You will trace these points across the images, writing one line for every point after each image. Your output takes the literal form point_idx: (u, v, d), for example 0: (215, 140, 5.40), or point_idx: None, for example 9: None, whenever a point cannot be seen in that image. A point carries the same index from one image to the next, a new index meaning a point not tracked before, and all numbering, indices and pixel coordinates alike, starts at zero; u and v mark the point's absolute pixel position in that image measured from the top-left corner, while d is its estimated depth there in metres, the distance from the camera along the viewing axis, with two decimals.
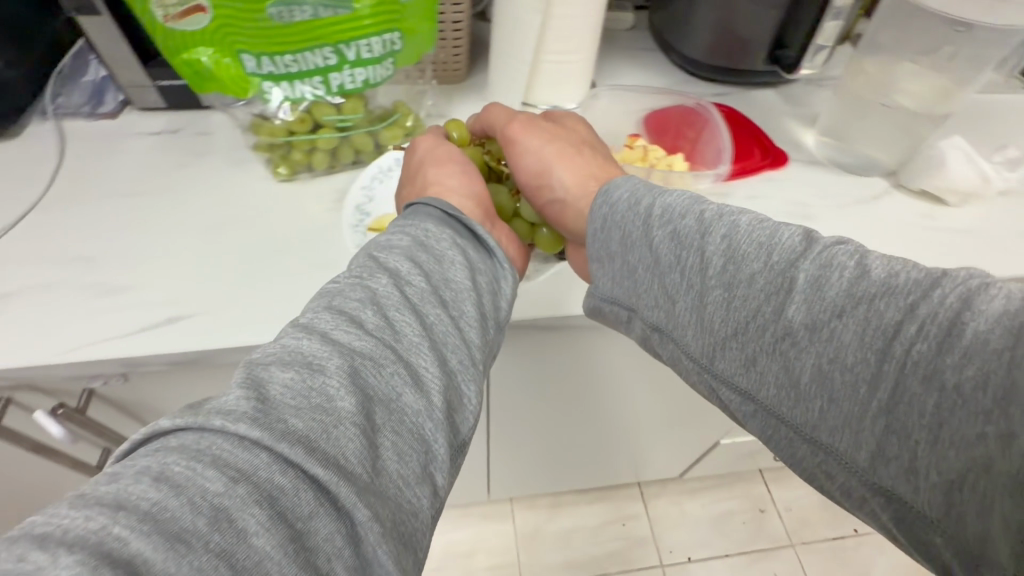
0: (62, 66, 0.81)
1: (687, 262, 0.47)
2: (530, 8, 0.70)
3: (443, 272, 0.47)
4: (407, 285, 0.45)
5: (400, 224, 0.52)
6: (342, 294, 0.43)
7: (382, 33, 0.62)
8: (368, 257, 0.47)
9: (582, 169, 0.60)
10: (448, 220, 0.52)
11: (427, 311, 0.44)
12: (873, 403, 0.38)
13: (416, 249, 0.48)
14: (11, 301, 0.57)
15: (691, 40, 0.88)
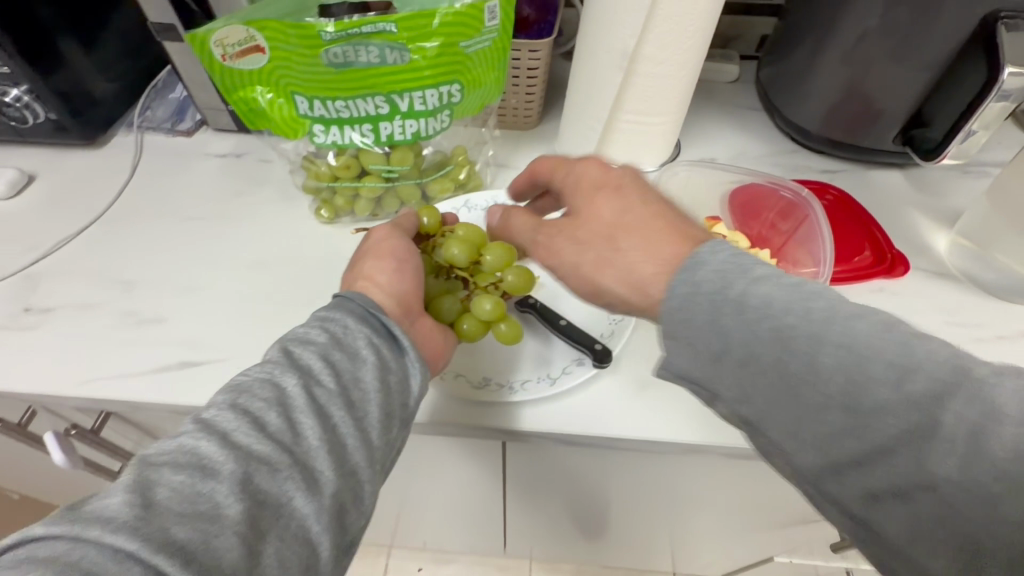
0: (158, 80, 0.84)
1: (769, 357, 0.35)
2: (610, 65, 0.63)
3: (355, 371, 0.42)
4: (318, 385, 0.40)
5: (335, 306, 0.46)
6: (250, 393, 0.39)
7: (439, 85, 0.58)
8: (284, 349, 0.42)
9: (656, 246, 0.41)
10: (368, 317, 0.45)
11: (330, 412, 0.39)
12: (992, 532, 0.29)
13: (330, 346, 0.42)
14: (46, 319, 0.57)
15: (803, 105, 0.76)
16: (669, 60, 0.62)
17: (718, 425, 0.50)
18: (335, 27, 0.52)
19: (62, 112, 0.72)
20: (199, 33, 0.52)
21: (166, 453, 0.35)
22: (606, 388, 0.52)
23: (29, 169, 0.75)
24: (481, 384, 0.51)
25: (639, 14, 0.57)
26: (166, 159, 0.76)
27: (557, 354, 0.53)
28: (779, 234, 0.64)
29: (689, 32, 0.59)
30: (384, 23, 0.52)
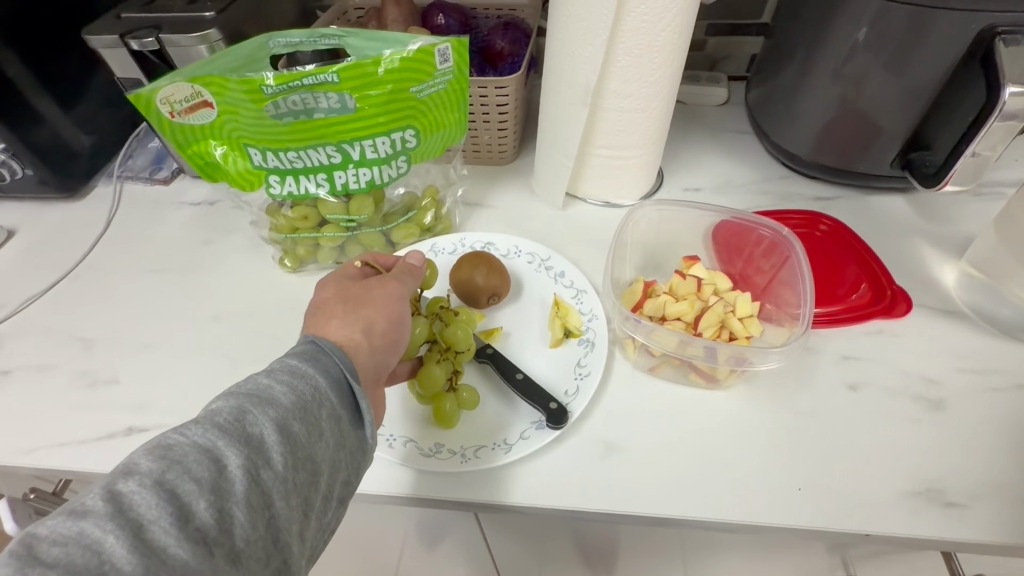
0: (141, 129, 0.85)
1: None
2: (576, 100, 0.60)
3: (313, 449, 0.34)
4: (268, 467, 0.31)
5: (304, 356, 0.38)
6: (184, 468, 0.29)
7: (391, 131, 0.56)
8: (234, 406, 0.33)
9: None
10: (340, 380, 0.37)
11: (272, 506, 0.31)
12: None
13: (293, 413, 0.34)
14: (6, 381, 0.57)
15: (793, 129, 0.71)
16: (635, 93, 0.58)
17: (689, 496, 0.45)
18: (276, 80, 0.51)
19: (40, 168, 0.73)
20: (143, 93, 0.52)
21: (48, 548, 0.24)
22: (568, 454, 0.48)
23: (11, 224, 0.77)
24: (431, 452, 0.47)
25: (598, 48, 0.54)
26: (140, 209, 0.77)
27: (514, 417, 0.49)
28: (765, 274, 0.59)
29: (654, 64, 0.56)
30: (327, 73, 0.51)
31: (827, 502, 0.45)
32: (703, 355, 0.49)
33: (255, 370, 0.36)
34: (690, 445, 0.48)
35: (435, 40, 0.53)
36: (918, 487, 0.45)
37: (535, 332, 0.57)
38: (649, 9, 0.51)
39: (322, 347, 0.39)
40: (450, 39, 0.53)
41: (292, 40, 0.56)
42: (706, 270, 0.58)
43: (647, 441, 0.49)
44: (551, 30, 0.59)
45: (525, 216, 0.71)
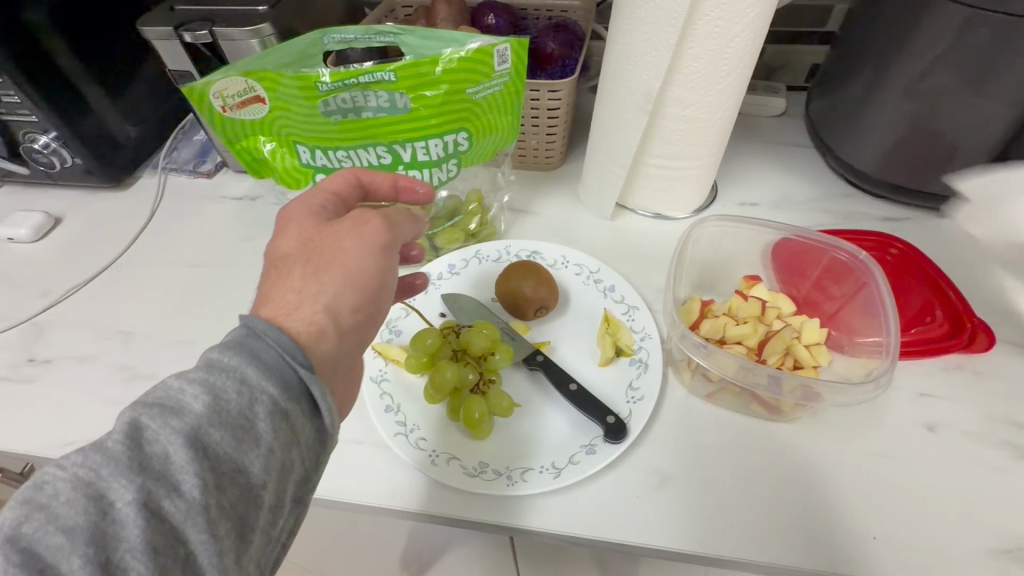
0: (186, 121, 0.86)
1: None
2: (636, 107, 0.56)
3: (238, 460, 0.30)
4: (173, 495, 0.28)
5: (230, 345, 0.33)
6: (50, 514, 0.26)
7: (443, 134, 0.54)
8: (129, 422, 0.29)
9: None
10: (276, 366, 0.33)
11: (188, 540, 0.27)
12: None
13: (207, 420, 0.30)
14: (48, 370, 0.57)
15: (860, 144, 0.67)
16: (699, 102, 0.55)
17: (749, 536, 0.42)
18: (332, 77, 0.49)
19: (86, 157, 0.74)
20: (197, 87, 0.51)
21: None
22: (618, 483, 0.45)
23: (58, 211, 0.77)
24: (476, 471, 0.45)
25: (662, 55, 0.51)
26: (183, 202, 0.76)
27: (567, 437, 0.47)
28: (832, 300, 0.56)
29: (723, 71, 0.53)
30: (383, 71, 0.49)
31: (904, 557, 0.41)
32: (767, 385, 0.46)
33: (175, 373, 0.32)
34: (750, 483, 0.45)
35: (496, 40, 0.51)
36: (1006, 545, 0.41)
37: (584, 348, 0.54)
38: (724, 13, 0.48)
39: (267, 337, 0.34)
40: (511, 39, 0.51)
41: (347, 36, 0.54)
42: (768, 291, 0.54)
43: (703, 475, 0.45)
44: (611, 34, 0.55)
45: (572, 226, 0.68)
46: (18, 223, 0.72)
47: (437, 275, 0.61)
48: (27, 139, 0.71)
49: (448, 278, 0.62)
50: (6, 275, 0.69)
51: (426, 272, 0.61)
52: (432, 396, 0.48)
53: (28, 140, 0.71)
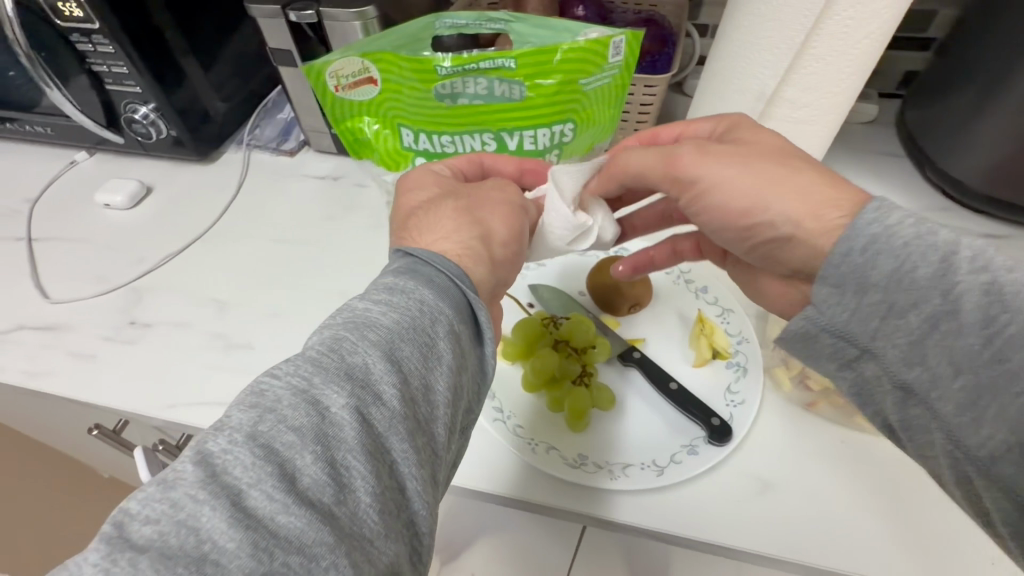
0: (267, 100, 0.86)
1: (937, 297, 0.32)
2: (743, 108, 0.56)
3: (425, 376, 0.32)
4: (377, 403, 0.29)
5: (402, 271, 0.36)
6: (281, 415, 0.28)
7: (551, 124, 0.54)
8: (329, 336, 0.31)
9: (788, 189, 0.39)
10: (447, 290, 0.36)
11: (391, 448, 0.29)
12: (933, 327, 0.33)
13: (398, 337, 0.32)
14: (149, 333, 0.59)
15: (963, 158, 0.65)
16: (812, 104, 0.54)
17: (856, 551, 0.41)
18: (452, 62, 0.50)
19: (181, 130, 0.76)
20: (316, 65, 0.52)
21: (159, 509, 0.24)
22: (720, 487, 0.44)
23: (149, 181, 0.79)
24: (577, 462, 0.45)
25: (788, 50, 0.49)
26: (268, 178, 0.78)
27: (664, 436, 0.46)
28: None
29: (845, 73, 0.51)
30: (504, 58, 0.49)
31: None
32: None
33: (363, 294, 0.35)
34: (855, 498, 0.44)
35: (614, 31, 0.50)
36: None
37: (676, 348, 0.54)
38: (858, 13, 0.46)
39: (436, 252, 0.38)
40: (628, 31, 0.50)
41: (459, 21, 0.54)
42: None
43: (808, 485, 0.45)
44: (725, 29, 0.54)
45: None
46: (115, 190, 0.74)
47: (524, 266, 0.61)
48: (129, 109, 0.74)
49: (534, 269, 0.61)
50: (103, 239, 0.71)
51: None
52: (531, 385, 0.48)
53: (129, 111, 0.74)
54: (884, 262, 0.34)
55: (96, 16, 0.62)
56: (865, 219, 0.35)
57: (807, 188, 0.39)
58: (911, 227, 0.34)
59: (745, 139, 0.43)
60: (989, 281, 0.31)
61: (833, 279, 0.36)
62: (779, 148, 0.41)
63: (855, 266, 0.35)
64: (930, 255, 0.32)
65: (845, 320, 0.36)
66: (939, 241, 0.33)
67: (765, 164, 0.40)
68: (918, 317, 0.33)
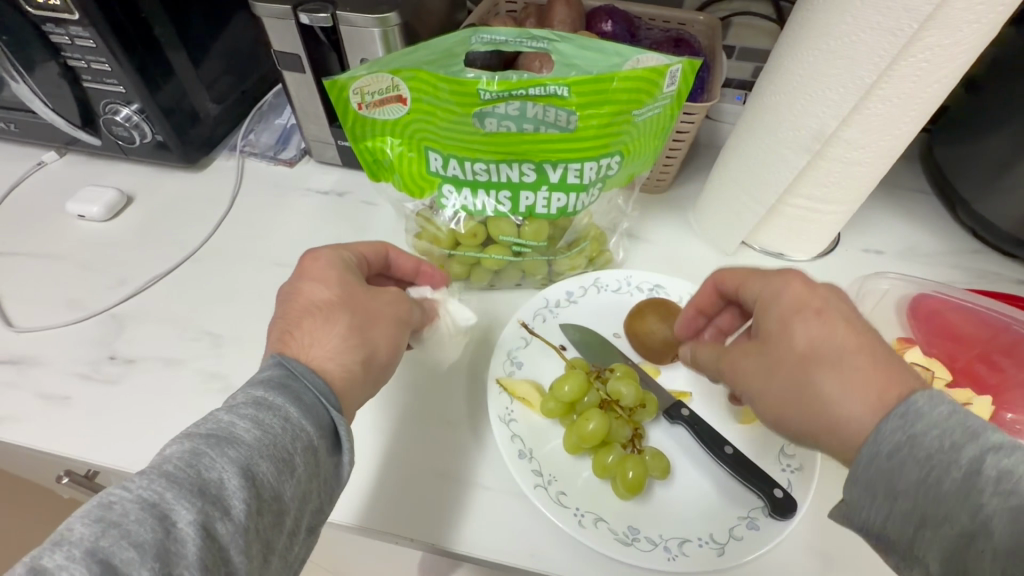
0: (263, 102, 0.78)
1: (952, 502, 0.27)
2: (799, 149, 0.52)
3: (275, 489, 0.29)
4: (227, 518, 0.27)
5: (271, 384, 0.33)
6: (122, 530, 0.24)
7: (598, 158, 0.50)
8: (187, 449, 0.28)
9: (851, 385, 0.32)
10: (314, 407, 0.33)
11: (230, 565, 0.27)
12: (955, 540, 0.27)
13: (258, 451, 0.29)
14: (133, 371, 0.53)
15: (993, 201, 0.62)
16: (871, 146, 0.50)
17: None
18: (497, 86, 0.46)
19: (168, 134, 0.67)
20: (339, 79, 0.47)
21: None
22: (778, 563, 0.41)
23: (129, 188, 0.71)
24: (628, 538, 0.41)
25: (854, 91, 0.46)
26: (264, 191, 0.70)
27: (717, 505, 0.43)
28: (996, 372, 0.52)
29: (909, 116, 0.47)
30: (556, 85, 0.45)
31: None
32: None
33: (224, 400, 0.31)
34: None
35: (670, 60, 0.46)
36: None
37: (722, 408, 0.50)
38: (935, 55, 0.43)
39: (294, 376, 0.34)
40: (686, 60, 0.46)
41: (498, 37, 0.48)
42: (922, 355, 0.51)
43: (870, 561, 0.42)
44: (783, 61, 0.50)
45: (688, 259, 0.65)
46: (91, 200, 0.66)
47: (554, 302, 0.57)
48: (108, 110, 0.65)
49: (564, 306, 0.57)
50: (77, 256, 0.64)
51: (543, 298, 0.57)
52: (574, 447, 0.45)
53: (109, 112, 0.65)
54: (908, 471, 0.29)
55: (76, 7, 0.54)
56: (907, 417, 0.30)
57: (837, 387, 0.33)
58: (937, 435, 0.29)
59: (771, 332, 0.37)
60: (1017, 505, 0.25)
61: (864, 482, 0.31)
62: (802, 355, 0.35)
63: (880, 470, 0.30)
64: (953, 467, 0.28)
65: (880, 519, 0.31)
66: (963, 454, 0.28)
67: (783, 379, 0.35)
68: (950, 532, 0.27)
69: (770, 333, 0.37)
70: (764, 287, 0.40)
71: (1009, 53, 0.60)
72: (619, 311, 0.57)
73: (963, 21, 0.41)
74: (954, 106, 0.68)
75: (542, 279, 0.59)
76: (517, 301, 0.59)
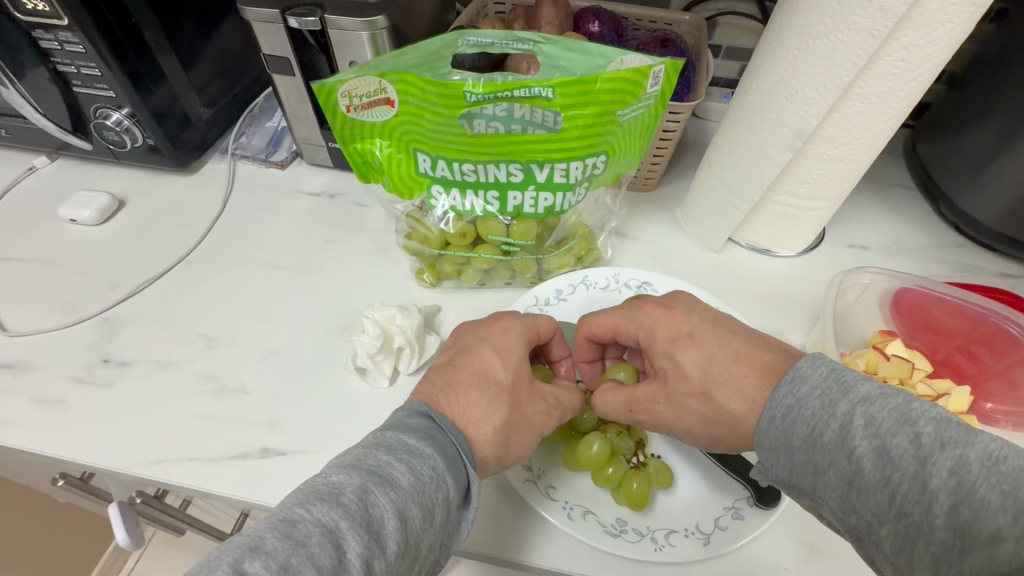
0: (255, 105, 0.78)
1: (827, 443, 0.33)
2: (781, 146, 0.52)
3: (420, 534, 0.31)
4: (382, 555, 0.29)
5: (422, 433, 0.35)
6: (307, 552, 0.27)
7: (583, 158, 0.51)
8: (357, 483, 0.30)
9: (745, 390, 0.38)
10: (456, 461, 0.35)
11: None
12: (834, 474, 0.32)
13: (412, 497, 0.31)
14: (127, 375, 0.54)
15: (975, 194, 0.63)
16: (851, 144, 0.51)
17: None
18: (483, 89, 0.46)
19: (158, 137, 0.67)
20: (328, 83, 0.47)
21: None
22: (760, 550, 0.43)
23: (121, 193, 0.72)
24: (616, 531, 0.43)
25: (835, 90, 0.47)
26: (255, 193, 0.71)
27: (702, 498, 0.45)
28: (975, 363, 0.54)
29: (888, 114, 0.48)
30: (540, 87, 0.46)
31: None
32: None
33: (381, 436, 0.34)
34: None
35: (653, 60, 0.47)
36: None
37: None
38: (911, 55, 0.44)
39: (451, 447, 0.35)
40: (669, 61, 0.47)
41: (484, 39, 0.47)
42: (904, 348, 0.52)
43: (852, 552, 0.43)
44: (764, 61, 0.51)
45: (676, 255, 0.66)
46: (82, 204, 0.67)
47: (544, 300, 0.58)
48: (99, 115, 0.65)
49: (554, 303, 0.58)
50: (70, 260, 0.64)
51: (533, 296, 0.57)
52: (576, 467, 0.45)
53: (100, 116, 0.66)
54: (798, 430, 0.34)
55: (66, 13, 0.54)
56: (793, 383, 0.35)
57: (737, 398, 0.38)
58: (818, 399, 0.34)
59: (665, 369, 0.42)
60: (880, 444, 0.30)
61: (768, 444, 0.36)
62: (700, 385, 0.40)
63: (778, 432, 0.35)
64: (831, 421, 0.33)
65: (785, 474, 0.36)
66: (838, 411, 0.33)
67: (696, 410, 0.41)
68: (835, 476, 0.32)
69: (663, 364, 0.42)
70: (638, 329, 0.44)
71: (989, 49, 0.61)
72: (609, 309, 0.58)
73: (937, 21, 0.42)
74: (937, 102, 0.69)
75: (531, 278, 0.60)
76: (507, 300, 0.60)
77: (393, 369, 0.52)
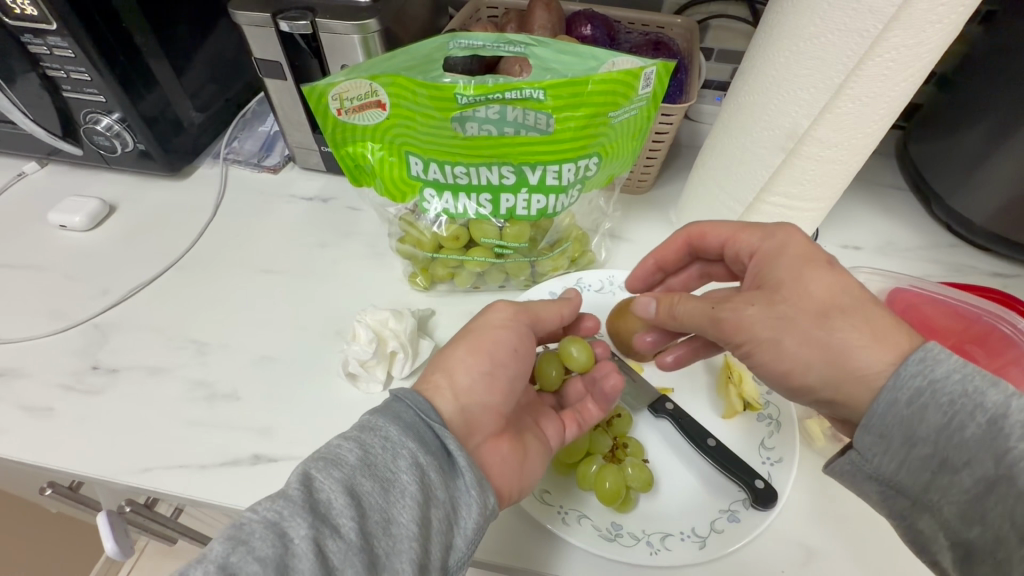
0: (247, 109, 0.78)
1: (968, 437, 0.32)
2: (771, 146, 0.53)
3: (385, 507, 0.31)
4: (335, 535, 0.29)
5: (376, 408, 0.35)
6: (249, 547, 0.27)
7: (575, 160, 0.50)
8: (301, 473, 0.31)
9: (876, 330, 0.36)
10: (417, 423, 0.34)
11: None
12: (974, 476, 0.32)
13: (360, 471, 0.31)
14: (117, 381, 0.53)
15: (967, 195, 0.63)
16: (843, 144, 0.51)
17: None
18: (475, 90, 0.46)
19: (150, 142, 0.67)
20: (318, 86, 0.47)
21: None
22: (762, 554, 0.42)
23: (112, 198, 0.71)
24: (612, 535, 0.42)
25: (826, 90, 0.47)
26: (249, 198, 0.70)
27: (698, 502, 0.45)
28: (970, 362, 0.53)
29: (879, 114, 0.49)
30: (532, 88, 0.46)
31: None
32: None
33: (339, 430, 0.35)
34: (896, 567, 0.42)
35: (645, 61, 0.47)
36: None
37: (706, 399, 0.52)
38: (901, 55, 0.44)
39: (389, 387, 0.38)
40: (660, 62, 0.47)
41: (475, 42, 0.47)
42: None
43: (853, 553, 0.43)
44: (757, 62, 0.51)
45: None
46: (72, 210, 0.66)
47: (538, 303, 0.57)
48: (90, 119, 0.65)
49: None
50: (59, 267, 0.63)
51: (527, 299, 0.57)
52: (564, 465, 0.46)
53: (90, 121, 0.65)
54: (931, 418, 0.33)
55: (56, 18, 0.54)
56: (925, 363, 0.34)
57: (859, 328, 0.36)
58: (958, 382, 0.33)
59: (784, 280, 0.40)
60: None
61: (879, 429, 0.35)
62: (823, 298, 0.38)
63: (902, 419, 0.34)
64: (978, 415, 0.32)
65: (895, 465, 0.35)
66: (987, 402, 0.32)
67: (804, 326, 0.38)
68: (971, 476, 0.32)
69: (785, 273, 0.40)
70: (760, 241, 0.44)
71: (977, 51, 0.61)
72: (603, 311, 0.58)
73: (926, 22, 0.42)
74: (928, 103, 0.69)
75: (525, 280, 0.60)
76: None
77: (386, 373, 0.52)
